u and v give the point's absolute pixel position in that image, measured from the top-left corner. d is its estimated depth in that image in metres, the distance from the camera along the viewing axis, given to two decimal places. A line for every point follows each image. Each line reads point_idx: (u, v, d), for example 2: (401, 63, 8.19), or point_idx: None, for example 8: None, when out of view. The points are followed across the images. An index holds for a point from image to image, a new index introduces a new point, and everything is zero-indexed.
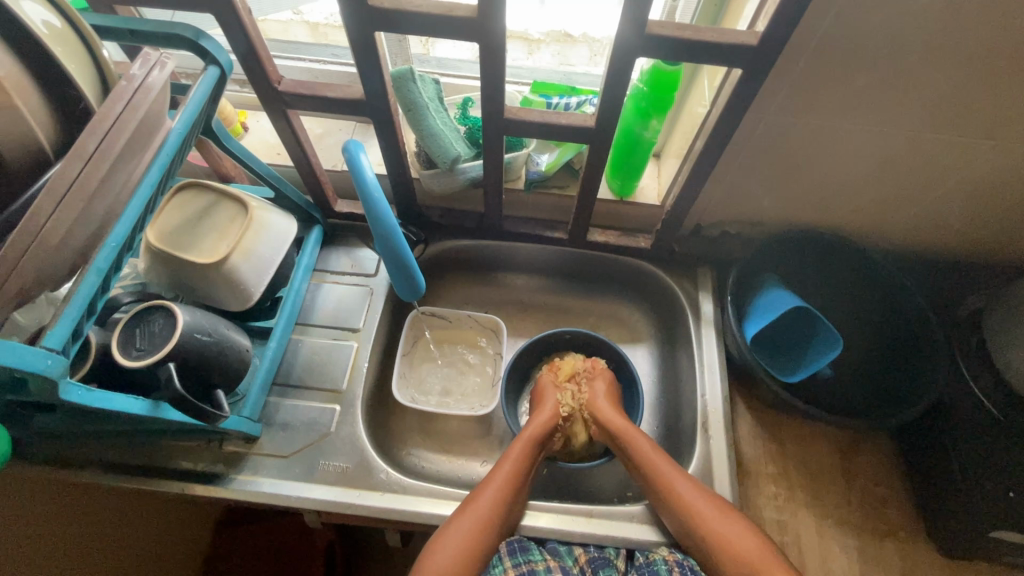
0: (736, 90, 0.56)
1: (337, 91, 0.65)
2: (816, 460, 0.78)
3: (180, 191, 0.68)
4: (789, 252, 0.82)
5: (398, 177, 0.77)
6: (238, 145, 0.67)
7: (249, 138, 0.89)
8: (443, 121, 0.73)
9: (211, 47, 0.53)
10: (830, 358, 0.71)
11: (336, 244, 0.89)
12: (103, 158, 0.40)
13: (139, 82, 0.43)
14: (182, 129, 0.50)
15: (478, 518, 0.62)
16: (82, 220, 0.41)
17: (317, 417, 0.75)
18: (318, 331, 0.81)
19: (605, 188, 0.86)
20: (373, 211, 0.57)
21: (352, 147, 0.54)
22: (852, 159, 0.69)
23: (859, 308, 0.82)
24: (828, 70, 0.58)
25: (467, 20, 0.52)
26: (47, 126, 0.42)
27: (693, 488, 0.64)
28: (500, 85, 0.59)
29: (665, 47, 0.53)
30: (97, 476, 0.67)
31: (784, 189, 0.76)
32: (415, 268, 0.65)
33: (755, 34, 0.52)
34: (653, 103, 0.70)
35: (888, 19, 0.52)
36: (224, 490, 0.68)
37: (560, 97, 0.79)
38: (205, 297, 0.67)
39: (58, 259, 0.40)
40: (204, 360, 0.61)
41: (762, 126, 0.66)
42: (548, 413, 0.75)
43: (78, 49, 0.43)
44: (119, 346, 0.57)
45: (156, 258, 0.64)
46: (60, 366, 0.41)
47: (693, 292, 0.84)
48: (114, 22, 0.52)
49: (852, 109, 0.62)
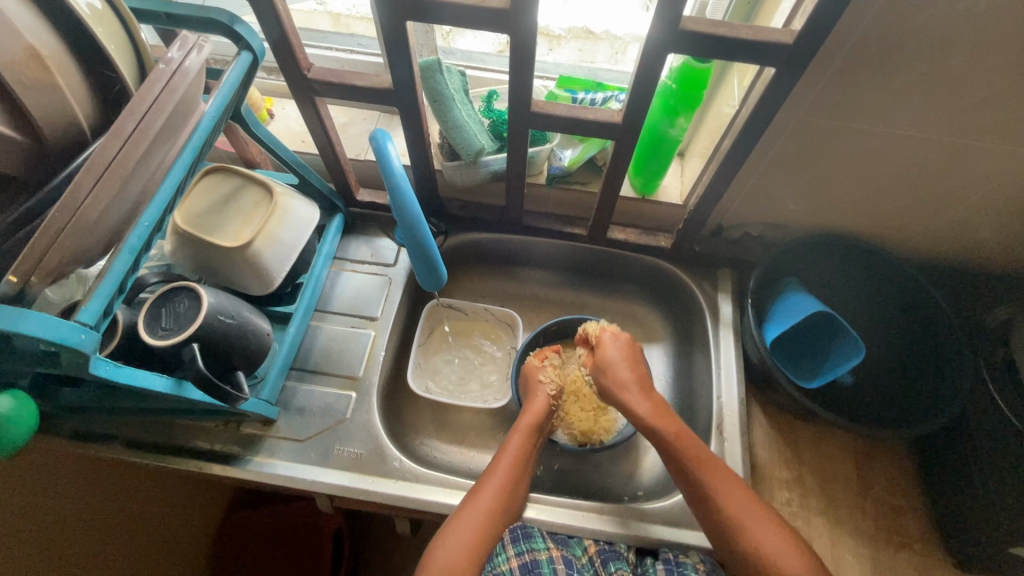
0: (769, 89, 0.55)
1: (366, 80, 0.65)
2: (831, 467, 0.77)
3: (207, 174, 0.69)
4: (812, 257, 0.81)
5: (421, 168, 0.77)
6: (266, 132, 0.68)
7: (274, 125, 0.89)
8: (468, 113, 0.73)
9: (245, 32, 0.54)
10: (852, 365, 0.70)
11: (357, 233, 0.89)
12: (141, 139, 0.41)
13: (176, 66, 0.44)
14: (215, 112, 0.50)
15: (484, 512, 0.62)
16: (118, 199, 0.41)
17: (333, 403, 0.75)
18: (336, 318, 0.82)
19: (626, 186, 0.85)
20: (398, 200, 0.57)
21: (380, 135, 0.54)
22: (882, 164, 0.68)
23: (881, 317, 0.81)
24: (861, 73, 0.57)
25: (499, 11, 0.52)
26: (88, 106, 0.43)
27: (730, 485, 0.63)
28: (529, 80, 0.59)
29: (698, 44, 0.52)
30: (119, 452, 0.68)
31: (810, 192, 0.75)
32: (437, 258, 0.65)
33: (791, 33, 0.51)
34: (681, 100, 0.69)
35: (926, 21, 0.51)
36: (241, 470, 0.69)
37: (585, 92, 0.78)
38: (229, 280, 0.68)
39: (94, 238, 0.41)
40: (227, 342, 0.62)
41: (791, 128, 0.65)
42: (542, 399, 0.75)
43: (118, 31, 0.44)
44: (145, 325, 0.58)
45: (181, 239, 0.65)
46: (93, 340, 0.41)
47: (713, 293, 0.83)
48: (152, 5, 0.52)
49: (885, 112, 0.61)
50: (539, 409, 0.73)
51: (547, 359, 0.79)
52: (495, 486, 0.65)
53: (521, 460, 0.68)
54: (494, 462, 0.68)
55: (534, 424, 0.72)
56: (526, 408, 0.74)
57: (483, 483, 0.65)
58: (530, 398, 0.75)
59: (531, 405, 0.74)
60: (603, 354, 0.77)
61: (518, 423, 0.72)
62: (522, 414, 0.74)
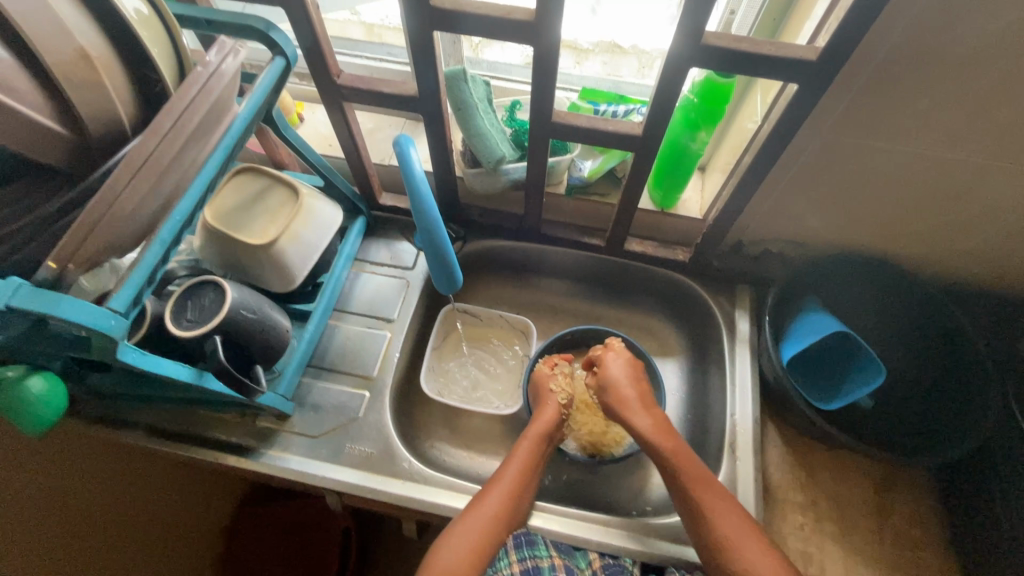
0: (791, 105, 0.55)
1: (393, 87, 0.67)
2: (849, 494, 0.75)
3: (237, 174, 0.71)
4: (835, 277, 0.79)
5: (442, 174, 0.79)
6: (295, 135, 0.71)
7: (304, 129, 0.92)
8: (491, 122, 0.75)
9: (279, 39, 0.56)
10: (871, 389, 0.68)
11: (377, 236, 0.91)
12: (176, 136, 0.43)
13: (213, 68, 0.46)
14: (247, 114, 0.52)
15: (487, 516, 0.62)
16: (152, 193, 0.43)
17: (347, 402, 0.77)
18: (354, 318, 0.84)
19: (646, 199, 0.85)
20: (417, 204, 0.58)
21: (403, 141, 0.56)
22: (909, 183, 0.66)
23: (904, 341, 0.79)
24: (887, 91, 0.56)
25: (523, 23, 0.53)
26: (129, 104, 0.45)
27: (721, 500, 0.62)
28: (550, 91, 0.60)
29: (720, 59, 0.52)
30: (142, 438, 0.71)
31: (833, 210, 0.74)
32: (454, 262, 0.66)
33: (814, 49, 0.50)
34: (702, 114, 0.69)
35: (956, 40, 0.50)
36: (255, 463, 0.71)
37: (608, 104, 0.79)
38: (252, 276, 0.70)
39: (127, 230, 0.43)
40: (248, 337, 0.64)
41: (813, 145, 0.65)
42: (552, 407, 0.74)
43: (160, 34, 0.47)
44: (171, 315, 0.60)
45: (210, 235, 0.67)
46: (122, 327, 0.43)
47: (730, 309, 0.82)
48: (194, 12, 0.55)
49: (912, 131, 0.60)
50: (549, 416, 0.73)
51: (557, 366, 0.79)
52: (500, 492, 0.65)
53: (528, 468, 0.68)
54: (501, 468, 0.68)
55: (544, 434, 0.72)
56: (537, 415, 0.74)
57: (489, 488, 0.65)
58: (540, 405, 0.75)
59: (542, 413, 0.74)
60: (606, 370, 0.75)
61: (527, 431, 0.72)
62: (532, 422, 0.74)
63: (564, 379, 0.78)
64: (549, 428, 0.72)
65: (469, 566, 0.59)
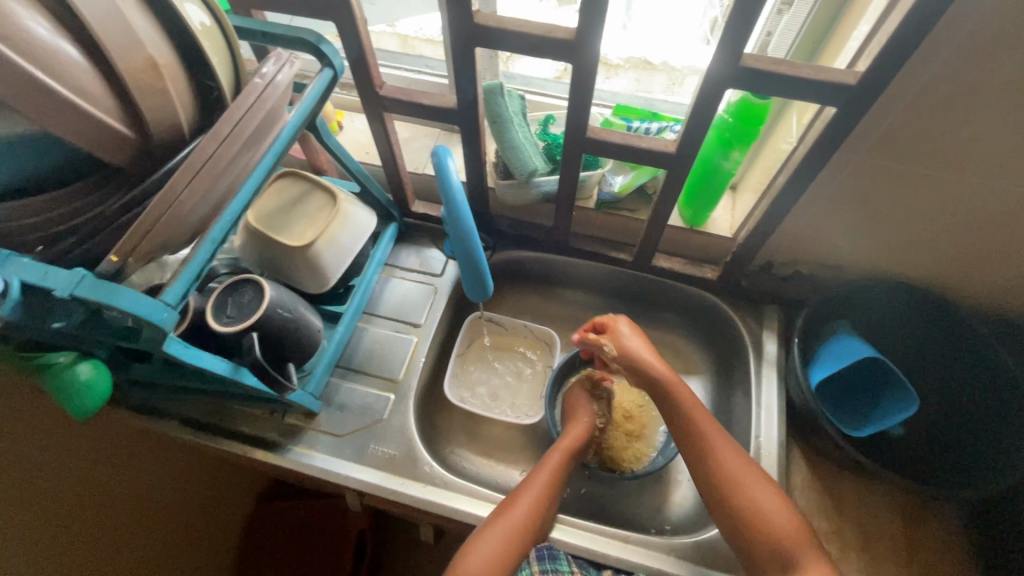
0: (829, 127, 0.55)
1: (432, 99, 0.69)
2: (877, 525, 0.73)
3: (279, 178, 0.74)
4: (867, 302, 0.78)
5: (475, 184, 0.80)
6: (336, 143, 0.74)
7: (343, 136, 0.95)
8: (525, 135, 0.76)
9: (329, 51, 0.59)
10: (904, 417, 0.66)
11: (408, 242, 0.93)
12: (233, 141, 0.46)
13: (269, 79, 0.48)
14: (296, 122, 0.55)
15: (515, 521, 0.63)
16: (208, 194, 0.46)
17: (372, 403, 0.78)
18: (382, 321, 0.85)
19: (675, 216, 0.85)
20: (453, 213, 0.60)
21: (441, 151, 0.58)
22: (948, 210, 0.65)
23: (939, 370, 0.77)
24: (927, 117, 0.56)
25: (564, 41, 0.55)
26: (190, 110, 0.48)
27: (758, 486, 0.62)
28: (586, 107, 0.61)
29: (758, 81, 0.53)
30: (175, 428, 0.73)
31: (868, 234, 0.73)
32: (485, 270, 0.67)
33: (855, 73, 0.51)
34: (737, 134, 0.69)
35: (1002, 68, 0.50)
36: (281, 459, 0.72)
37: (641, 121, 0.80)
38: (289, 276, 0.73)
39: (184, 228, 0.45)
40: (283, 335, 0.66)
41: (849, 168, 0.64)
42: (582, 426, 0.75)
43: (221, 46, 0.50)
44: (212, 311, 0.63)
45: (251, 236, 0.70)
46: (173, 319, 0.46)
47: (758, 330, 0.82)
48: (251, 25, 0.58)
49: (954, 157, 0.59)
50: (579, 434, 0.74)
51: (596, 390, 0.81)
52: (529, 501, 0.65)
53: (556, 480, 0.68)
54: (530, 476, 0.69)
55: (573, 449, 0.72)
56: (566, 431, 0.75)
57: (518, 497, 0.66)
58: (572, 422, 0.76)
59: (572, 429, 0.75)
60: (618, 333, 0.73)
61: (556, 444, 0.73)
62: (561, 437, 0.74)
63: (603, 406, 0.79)
64: (577, 444, 0.73)
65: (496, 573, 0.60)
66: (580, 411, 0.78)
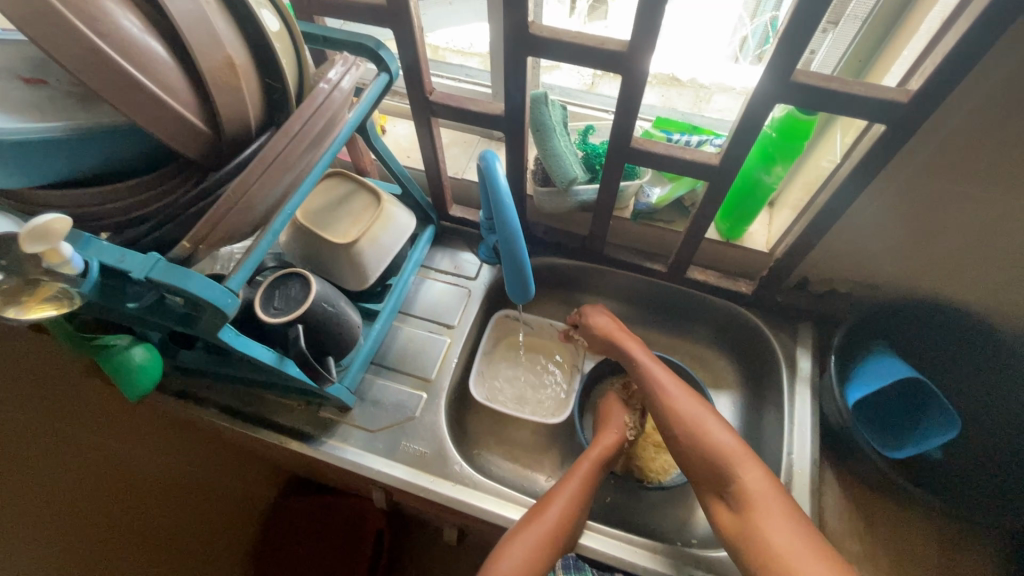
0: (878, 145, 0.55)
1: (479, 106, 0.71)
2: (911, 551, 0.72)
3: (326, 178, 0.77)
4: (907, 323, 0.77)
5: (514, 190, 0.82)
6: (383, 145, 0.76)
7: (385, 140, 0.98)
8: (566, 144, 0.77)
9: (386, 56, 0.61)
10: (944, 440, 0.65)
11: (444, 245, 0.95)
12: (301, 138, 0.48)
13: (333, 85, 0.50)
14: (354, 123, 0.57)
15: (547, 524, 0.63)
16: (274, 188, 0.48)
17: (405, 400, 0.79)
18: (416, 321, 0.87)
19: (711, 229, 0.85)
20: (499, 217, 0.61)
21: (489, 156, 0.59)
22: (997, 233, 0.64)
23: (980, 396, 0.76)
24: (980, 138, 0.56)
25: (616, 53, 0.56)
26: (260, 108, 0.50)
27: (762, 477, 0.59)
28: (632, 118, 0.62)
29: (809, 97, 0.53)
30: (215, 415, 0.76)
31: (911, 255, 0.72)
32: (528, 273, 0.68)
33: (907, 91, 0.51)
34: (780, 149, 0.70)
35: None
36: (315, 450, 0.74)
37: (681, 134, 0.80)
38: (332, 273, 0.75)
39: (250, 219, 0.47)
40: (325, 328, 0.68)
41: (895, 187, 0.64)
42: (614, 434, 0.75)
43: (290, 49, 0.52)
44: (260, 302, 0.65)
45: (299, 232, 0.72)
46: (234, 306, 0.48)
47: (791, 346, 0.81)
48: (314, 30, 0.61)
49: (1006, 179, 0.58)
50: (611, 442, 0.74)
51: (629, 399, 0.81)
52: (559, 507, 0.65)
53: (586, 487, 0.68)
54: (561, 482, 0.69)
55: (605, 457, 0.72)
56: (598, 438, 0.75)
57: (549, 502, 0.66)
58: (603, 429, 0.76)
59: (604, 436, 0.75)
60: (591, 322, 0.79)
61: (587, 451, 0.73)
62: (592, 443, 0.74)
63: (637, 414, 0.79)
64: (609, 452, 0.73)
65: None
66: (612, 417, 0.78)
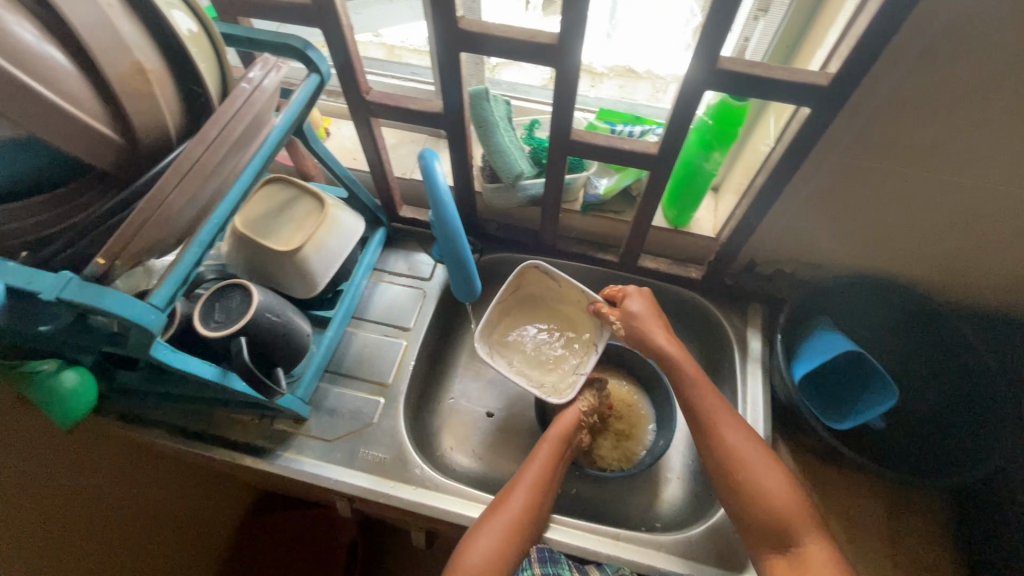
0: (804, 127, 0.57)
1: (418, 104, 0.70)
2: (862, 516, 0.76)
3: (266, 184, 0.74)
4: (848, 299, 0.80)
5: (462, 188, 0.81)
6: (323, 148, 0.74)
7: (330, 142, 0.95)
8: (511, 139, 0.77)
9: (315, 57, 0.59)
10: (885, 409, 0.68)
11: (397, 247, 0.94)
12: (221, 144, 0.46)
13: (256, 84, 0.49)
14: (283, 126, 0.55)
15: (513, 509, 0.64)
16: (195, 197, 0.46)
17: (362, 407, 0.78)
18: (371, 326, 0.86)
19: (660, 217, 0.87)
20: (441, 215, 0.61)
21: (428, 155, 0.58)
22: (922, 207, 0.67)
23: (918, 365, 0.79)
24: (898, 117, 0.58)
25: (547, 46, 0.56)
26: (177, 115, 0.48)
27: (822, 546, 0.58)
28: (570, 111, 0.62)
29: (736, 83, 0.54)
30: (161, 436, 0.73)
31: (846, 233, 0.75)
32: (472, 270, 0.68)
33: (826, 75, 0.52)
34: (717, 135, 0.71)
35: (966, 69, 0.52)
36: (270, 465, 0.72)
37: (624, 125, 0.81)
38: (276, 281, 0.73)
39: (172, 231, 0.46)
40: (271, 338, 0.66)
41: (825, 168, 0.66)
42: (573, 412, 0.75)
43: (208, 51, 0.50)
44: (199, 316, 0.63)
45: (238, 241, 0.70)
46: (161, 321, 0.46)
47: (742, 327, 0.83)
48: (237, 31, 0.59)
49: (925, 155, 0.61)
50: (570, 421, 0.73)
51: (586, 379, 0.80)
52: (523, 493, 0.65)
53: (549, 470, 0.69)
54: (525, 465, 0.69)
55: (565, 436, 0.72)
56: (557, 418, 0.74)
57: (512, 489, 0.66)
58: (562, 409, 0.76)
59: (563, 416, 0.74)
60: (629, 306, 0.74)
61: (547, 433, 0.73)
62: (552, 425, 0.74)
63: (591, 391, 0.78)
64: (569, 431, 0.73)
65: (495, 565, 0.60)
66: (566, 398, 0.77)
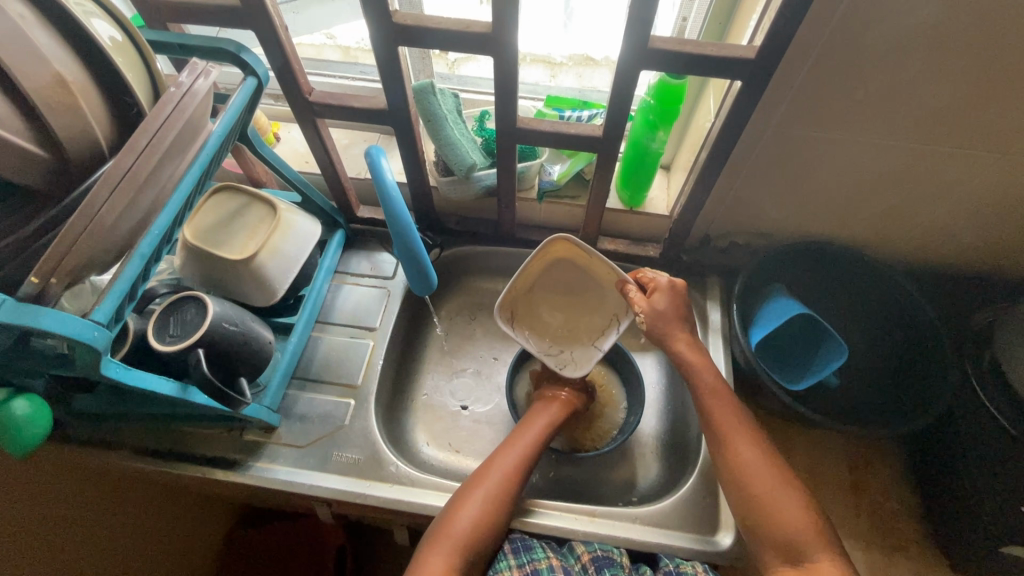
0: (738, 101, 0.58)
1: (362, 101, 0.69)
2: (825, 469, 0.81)
3: (214, 193, 0.73)
4: (798, 265, 0.83)
5: (417, 184, 0.81)
6: (271, 153, 0.73)
7: (280, 147, 0.94)
8: (460, 132, 0.77)
9: (250, 60, 0.58)
10: (836, 365, 0.71)
11: (357, 248, 0.93)
12: (153, 152, 0.45)
13: (186, 88, 0.48)
14: (221, 131, 0.55)
15: (493, 487, 0.65)
16: (130, 209, 0.45)
17: (332, 410, 0.78)
18: (337, 329, 0.85)
19: (615, 199, 0.88)
20: (391, 211, 0.61)
21: (375, 152, 0.58)
22: (858, 172, 0.70)
23: (867, 322, 0.83)
24: (826, 85, 0.60)
25: (483, 35, 0.56)
26: (105, 126, 0.47)
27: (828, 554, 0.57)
28: (512, 99, 0.63)
29: (669, 61, 0.55)
30: (126, 458, 0.71)
31: (791, 201, 0.78)
32: (427, 264, 0.68)
33: (753, 48, 0.54)
34: (660, 115, 0.73)
35: (883, 35, 0.54)
36: (242, 476, 0.71)
37: (572, 111, 0.82)
38: (233, 291, 0.71)
39: (107, 244, 0.45)
40: (231, 347, 0.65)
41: (764, 140, 0.68)
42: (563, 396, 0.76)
43: (133, 59, 0.49)
44: (154, 332, 0.62)
45: (190, 253, 0.69)
46: (105, 338, 0.45)
47: (702, 301, 0.85)
48: (167, 38, 0.58)
49: (854, 121, 0.64)
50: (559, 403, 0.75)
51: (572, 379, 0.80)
52: (508, 468, 0.67)
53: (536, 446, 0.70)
54: (507, 444, 0.71)
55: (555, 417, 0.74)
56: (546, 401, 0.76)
57: (497, 462, 0.68)
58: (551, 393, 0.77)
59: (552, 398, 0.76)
60: (654, 301, 0.72)
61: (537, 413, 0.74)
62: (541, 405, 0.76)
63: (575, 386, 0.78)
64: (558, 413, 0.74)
65: (479, 534, 0.62)
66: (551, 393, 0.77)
